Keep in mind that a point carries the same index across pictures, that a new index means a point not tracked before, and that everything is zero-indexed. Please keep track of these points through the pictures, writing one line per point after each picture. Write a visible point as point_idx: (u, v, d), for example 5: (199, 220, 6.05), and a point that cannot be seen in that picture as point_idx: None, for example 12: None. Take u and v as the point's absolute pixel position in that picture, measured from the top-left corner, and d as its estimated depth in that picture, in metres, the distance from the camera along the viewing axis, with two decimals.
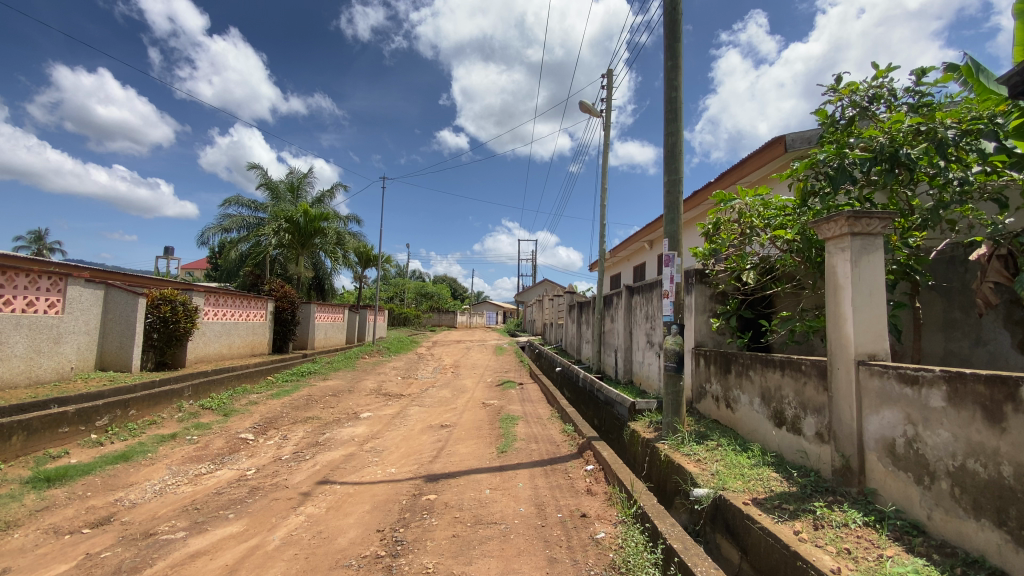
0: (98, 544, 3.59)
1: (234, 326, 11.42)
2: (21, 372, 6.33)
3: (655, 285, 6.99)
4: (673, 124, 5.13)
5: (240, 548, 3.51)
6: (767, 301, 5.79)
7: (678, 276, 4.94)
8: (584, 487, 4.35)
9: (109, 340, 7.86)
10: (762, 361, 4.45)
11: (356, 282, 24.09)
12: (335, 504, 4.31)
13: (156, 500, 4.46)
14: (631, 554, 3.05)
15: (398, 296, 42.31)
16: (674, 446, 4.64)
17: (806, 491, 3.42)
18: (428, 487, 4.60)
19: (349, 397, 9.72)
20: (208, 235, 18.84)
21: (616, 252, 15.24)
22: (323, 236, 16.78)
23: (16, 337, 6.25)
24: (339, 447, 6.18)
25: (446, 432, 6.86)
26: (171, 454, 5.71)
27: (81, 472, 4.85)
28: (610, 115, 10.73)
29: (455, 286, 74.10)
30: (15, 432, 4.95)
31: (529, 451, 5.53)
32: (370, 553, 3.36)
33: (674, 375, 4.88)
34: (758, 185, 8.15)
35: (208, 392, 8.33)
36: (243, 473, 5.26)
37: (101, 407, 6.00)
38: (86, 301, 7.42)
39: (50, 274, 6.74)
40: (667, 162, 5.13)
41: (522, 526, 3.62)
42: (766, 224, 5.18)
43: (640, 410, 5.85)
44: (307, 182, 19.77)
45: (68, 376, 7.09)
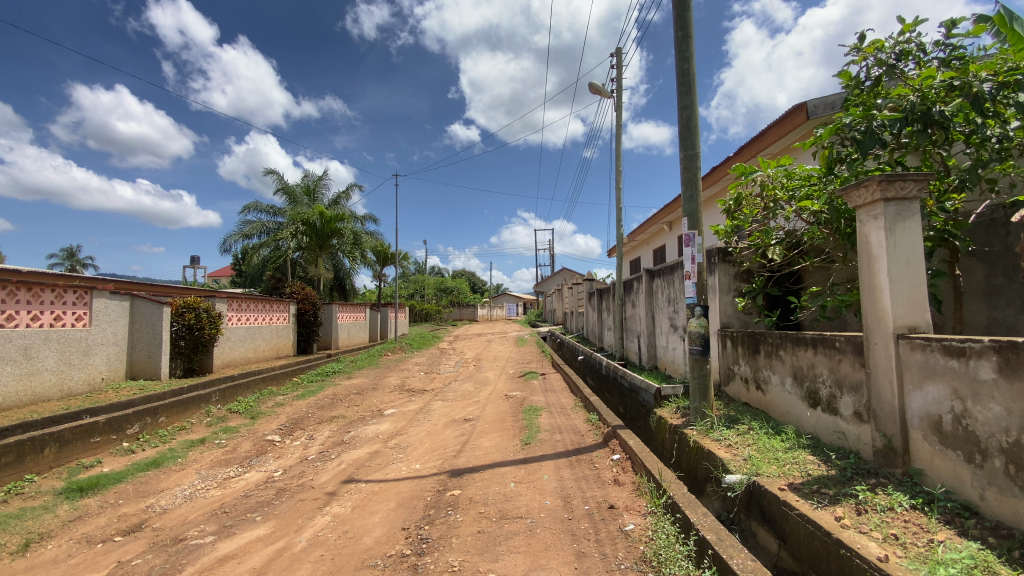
0: (130, 552, 3.64)
1: (258, 330, 11.59)
2: (54, 385, 6.49)
3: (676, 267, 6.78)
4: (686, 97, 4.91)
5: (267, 551, 3.50)
6: (795, 277, 5.54)
7: (700, 256, 4.73)
8: (611, 477, 4.24)
9: (138, 350, 8.00)
10: (792, 339, 4.25)
11: (376, 281, 24.29)
12: (360, 503, 4.29)
13: (186, 505, 4.51)
14: (662, 547, 2.94)
15: (419, 292, 42.59)
16: (703, 431, 4.48)
17: (847, 475, 3.24)
18: (453, 482, 4.55)
19: (373, 395, 9.76)
20: (230, 241, 19.17)
21: (634, 236, 14.96)
22: (340, 236, 16.87)
23: (48, 352, 6.40)
24: (363, 445, 6.19)
25: (469, 426, 6.81)
26: (200, 459, 5.78)
27: (113, 480, 4.94)
28: (622, 95, 10.43)
29: (474, 279, 74.37)
30: (48, 444, 5.07)
31: (554, 442, 5.42)
32: (395, 552, 3.31)
33: (700, 358, 4.71)
34: (779, 156, 7.84)
35: (236, 395, 8.45)
36: (271, 474, 5.30)
37: (131, 416, 6.12)
38: (113, 312, 7.57)
39: (75, 289, 6.87)
40: (683, 138, 4.92)
41: (548, 520, 3.53)
42: (790, 196, 4.92)
43: (666, 396, 5.69)
44: (322, 185, 19.88)
45: (99, 386, 7.26)
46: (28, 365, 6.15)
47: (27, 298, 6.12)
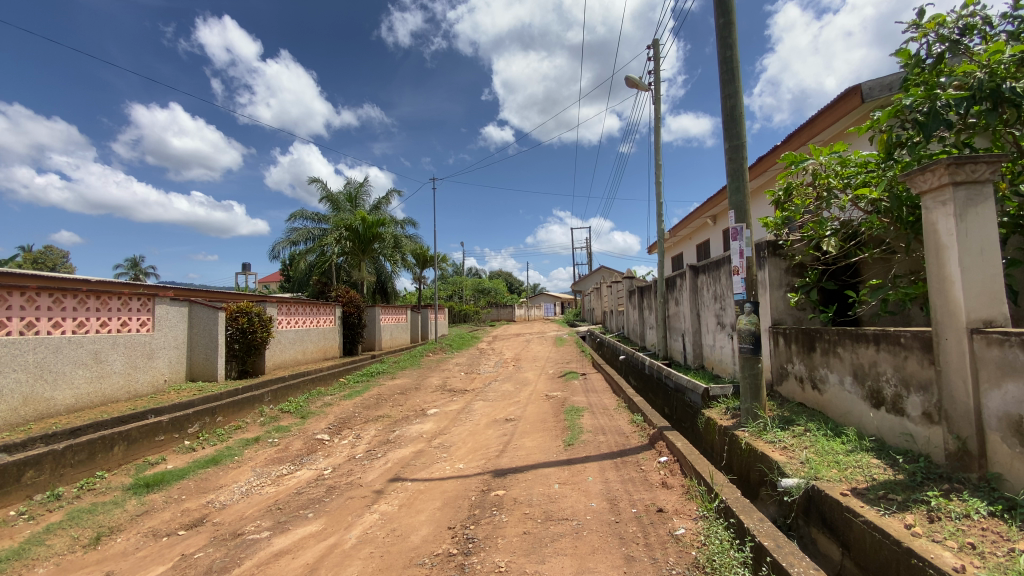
0: (193, 545, 3.83)
1: (306, 333, 12.02)
2: (122, 387, 6.93)
3: (722, 263, 6.55)
4: (730, 85, 4.73)
5: (319, 547, 3.60)
6: (852, 270, 5.23)
7: (748, 249, 4.54)
8: (658, 480, 4.13)
9: (197, 352, 8.43)
10: (851, 335, 4.02)
11: (416, 283, 24.75)
12: (406, 501, 4.35)
13: (243, 501, 4.70)
14: (716, 553, 2.83)
15: (458, 294, 43.15)
16: (755, 433, 4.29)
17: (916, 480, 3.02)
18: (497, 482, 4.55)
19: (416, 395, 9.92)
20: (279, 248, 19.97)
21: (676, 231, 14.61)
22: (381, 240, 17.28)
23: (115, 355, 6.83)
24: (408, 444, 6.29)
25: (511, 426, 6.81)
26: (255, 456, 6.03)
27: (176, 476, 5.22)
28: (660, 87, 10.17)
29: (512, 279, 74.68)
30: (117, 442, 5.41)
31: (598, 444, 5.34)
32: (441, 551, 3.34)
33: (751, 357, 4.52)
34: (832, 143, 7.46)
35: (286, 396, 8.76)
36: (321, 472, 5.47)
37: (192, 415, 6.44)
38: (173, 317, 8.01)
39: (139, 296, 7.31)
40: (727, 128, 4.75)
41: (594, 522, 3.47)
42: (846, 184, 4.66)
43: (714, 396, 5.50)
44: (363, 191, 20.42)
45: (162, 388, 7.70)
46: (99, 368, 6.59)
47: (97, 306, 6.57)
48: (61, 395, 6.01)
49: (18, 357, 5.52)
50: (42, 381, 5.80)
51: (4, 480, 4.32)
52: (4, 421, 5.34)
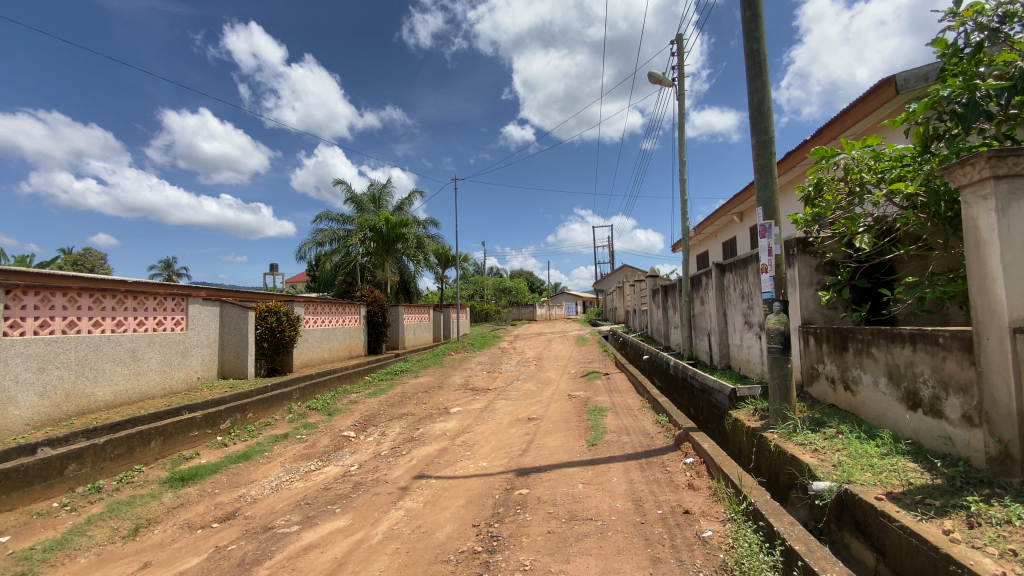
0: (226, 537, 3.95)
1: (332, 332, 12.25)
2: (158, 384, 7.18)
3: (749, 260, 6.42)
4: (757, 79, 4.63)
5: (347, 542, 3.67)
6: (886, 267, 5.07)
7: (777, 247, 4.44)
8: (684, 481, 4.08)
9: (228, 351, 8.67)
10: (886, 335, 3.90)
11: (439, 283, 24.95)
12: (431, 498, 4.40)
13: (273, 496, 4.82)
14: (745, 556, 2.78)
15: (479, 293, 43.40)
16: (785, 435, 4.20)
17: (955, 484, 2.91)
18: (520, 481, 4.55)
19: (439, 393, 10.02)
20: (305, 249, 20.39)
21: (700, 229, 14.37)
22: (404, 240, 17.52)
23: (152, 353, 7.08)
24: (432, 442, 6.35)
25: (534, 425, 6.81)
26: (284, 452, 6.17)
27: (210, 471, 5.38)
28: (684, 82, 10.02)
29: (533, 279, 74.59)
30: (153, 437, 5.61)
31: (622, 444, 5.30)
32: (466, 548, 3.36)
33: (780, 357, 4.43)
34: (865, 136, 7.23)
35: (314, 393, 8.97)
36: (347, 468, 5.57)
37: (223, 412, 6.63)
38: (205, 317, 8.26)
39: (173, 296, 7.57)
40: (754, 123, 4.65)
41: (619, 523, 3.45)
42: (879, 179, 4.51)
43: (742, 397, 5.39)
44: (387, 192, 20.68)
45: (196, 385, 7.95)
46: (136, 365, 6.84)
47: (134, 306, 6.82)
48: (101, 391, 6.26)
49: (61, 355, 5.77)
50: (83, 378, 6.05)
51: (48, 473, 4.53)
52: (48, 416, 5.59)
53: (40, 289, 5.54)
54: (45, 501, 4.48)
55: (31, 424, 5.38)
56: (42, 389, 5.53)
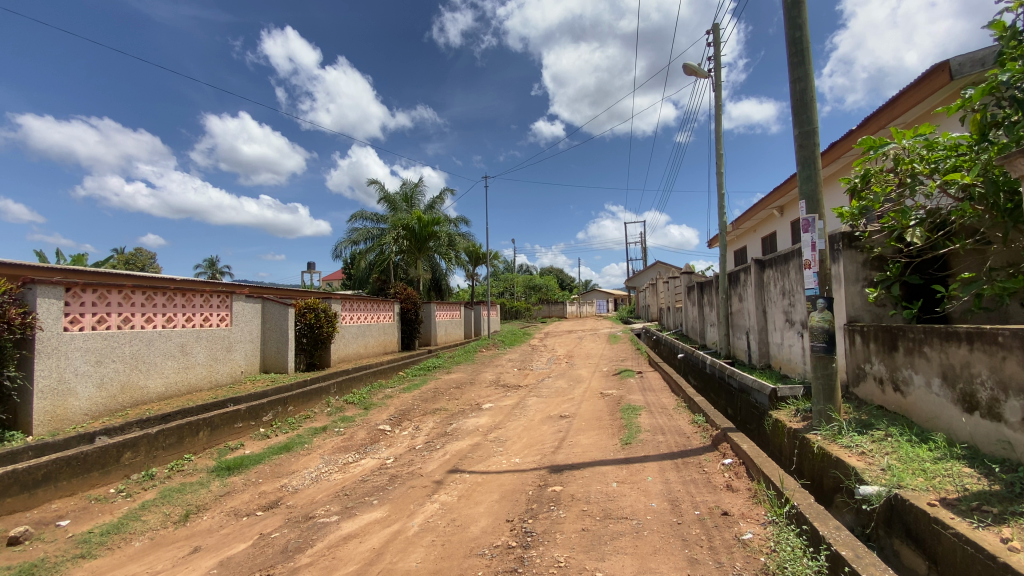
0: (269, 525, 4.10)
1: (368, 328, 12.53)
2: (205, 377, 7.52)
3: (790, 256, 6.22)
4: (800, 68, 4.46)
5: (384, 533, 3.75)
6: (940, 262, 4.81)
7: (821, 242, 4.27)
8: (722, 483, 3.99)
9: (269, 346, 8.99)
10: (940, 333, 3.70)
11: (470, 280, 25.17)
12: (465, 492, 4.45)
13: (313, 486, 4.98)
14: (787, 560, 2.70)
15: (510, 290, 43.65)
16: (829, 437, 4.05)
17: (1015, 491, 2.74)
18: (554, 478, 4.55)
19: (471, 389, 10.12)
20: (340, 247, 20.89)
21: (738, 224, 13.98)
22: (436, 238, 18.13)
23: (199, 348, 7.42)
24: (465, 437, 6.42)
25: (566, 422, 6.79)
26: (323, 445, 6.36)
27: (254, 461, 5.60)
28: (721, 73, 9.75)
29: (563, 276, 74.26)
30: (202, 428, 5.87)
31: (657, 444, 5.22)
32: (500, 543, 3.38)
33: (825, 356, 4.27)
34: (916, 125, 6.87)
35: (351, 388, 9.20)
36: (384, 461, 5.69)
37: (266, 405, 6.88)
38: (249, 313, 8.58)
39: (219, 293, 7.89)
40: (796, 114, 4.49)
41: (655, 522, 3.40)
42: (933, 169, 4.28)
43: (783, 397, 5.22)
44: (419, 191, 20.98)
45: (240, 378, 8.29)
46: (185, 359, 7.18)
47: (183, 302, 7.15)
48: (153, 384, 6.60)
49: (116, 349, 6.10)
50: (137, 370, 6.38)
51: (106, 460, 4.80)
52: (105, 406, 5.93)
53: (97, 287, 5.87)
54: (103, 487, 4.76)
55: (90, 414, 5.71)
56: (99, 381, 5.86)
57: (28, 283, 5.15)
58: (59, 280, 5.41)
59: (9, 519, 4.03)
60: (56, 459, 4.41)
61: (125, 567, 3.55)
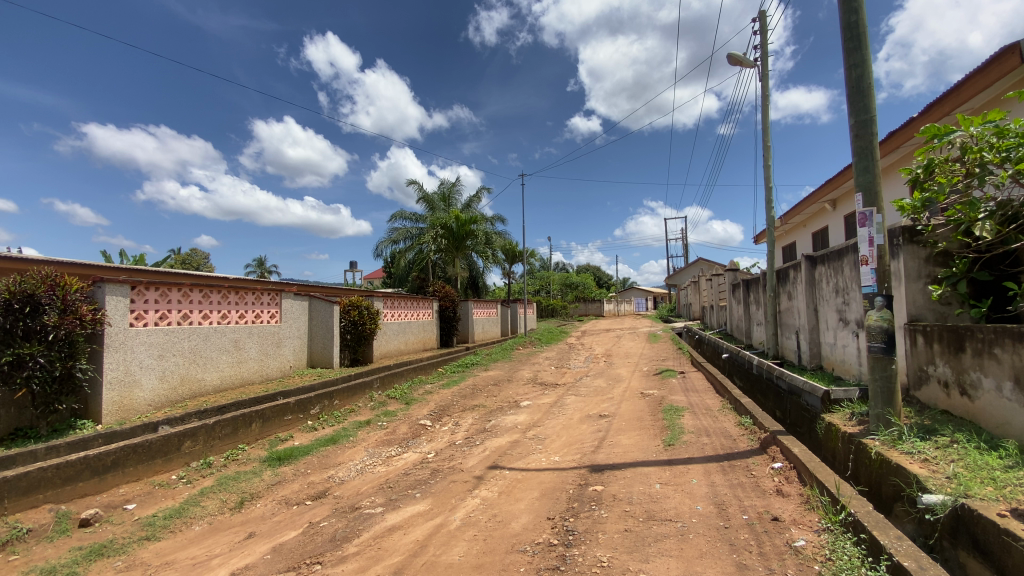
0: (318, 514, 4.26)
1: (408, 325, 12.78)
2: (257, 371, 7.87)
3: (845, 252, 5.94)
4: (856, 53, 4.24)
5: (427, 526, 3.83)
6: (1013, 257, 4.41)
7: (880, 237, 4.04)
8: (772, 487, 3.85)
9: (316, 342, 9.31)
10: (1011, 334, 3.45)
11: (507, 278, 25.24)
12: (506, 489, 4.48)
13: (358, 478, 5.14)
14: (844, 569, 2.60)
15: (546, 288, 43.57)
16: (888, 442, 3.85)
17: None
18: (594, 478, 4.52)
19: (509, 387, 10.16)
20: (381, 246, 21.37)
21: (787, 219, 13.43)
22: (473, 237, 18.66)
23: (251, 343, 7.77)
24: (504, 434, 6.45)
25: (606, 422, 6.72)
26: (367, 438, 6.54)
27: (303, 452, 5.82)
28: (768, 62, 9.38)
29: (600, 274, 73.43)
30: (254, 420, 6.14)
31: (701, 446, 5.09)
32: (542, 540, 3.39)
33: (883, 358, 4.05)
34: (985, 110, 6.43)
35: (392, 382, 9.43)
36: (425, 455, 5.80)
37: (313, 398, 7.14)
38: (296, 310, 8.91)
39: (269, 291, 8.23)
40: (852, 102, 4.27)
41: (701, 526, 3.33)
42: (1005, 158, 3.98)
43: (837, 400, 4.99)
44: (456, 190, 21.23)
45: (289, 373, 8.62)
46: (239, 354, 7.53)
47: (236, 300, 7.50)
48: (210, 377, 6.96)
49: (176, 343, 6.47)
50: (195, 364, 6.75)
51: (168, 448, 5.11)
52: (167, 397, 6.30)
53: (159, 285, 6.23)
54: (166, 473, 5.07)
55: (153, 405, 6.08)
56: (161, 373, 6.24)
57: (98, 282, 5.53)
58: (125, 278, 5.78)
59: (82, 501, 4.35)
60: (124, 446, 4.72)
61: (187, 549, 3.76)
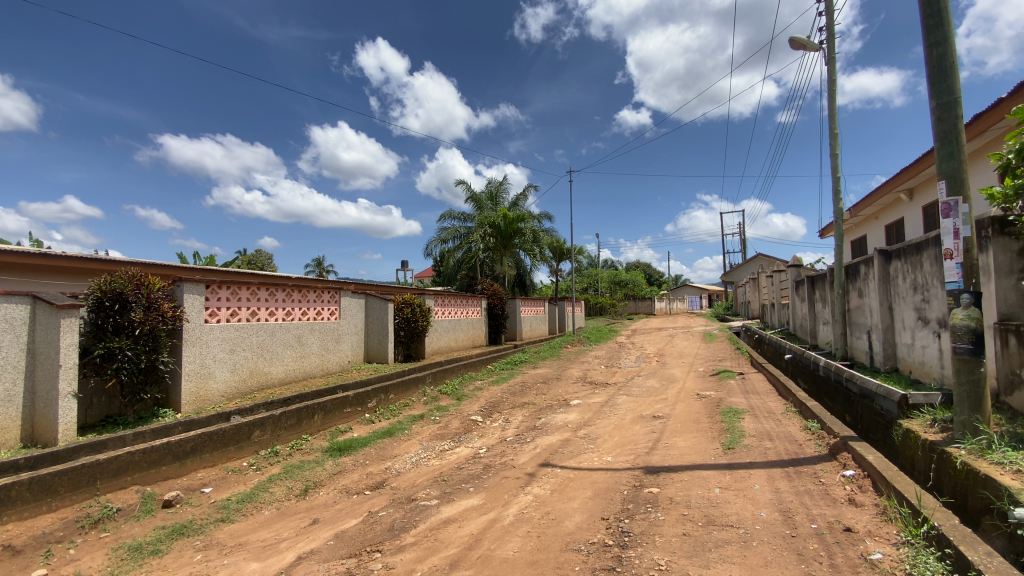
0: (376, 504, 4.42)
1: (458, 322, 13.00)
2: (318, 365, 8.26)
3: (924, 245, 5.52)
4: (937, 31, 3.92)
5: (481, 520, 3.88)
6: None
7: (967, 228, 3.71)
8: (844, 496, 3.64)
9: (372, 338, 9.64)
10: None
11: (554, 276, 25.17)
12: (558, 487, 4.47)
13: (414, 470, 5.29)
14: None
15: (594, 286, 43.00)
16: (975, 452, 3.54)
17: None
18: (649, 480, 4.42)
19: (558, 385, 10.12)
20: (431, 246, 21.84)
21: (857, 211, 12.60)
22: (521, 236, 18.84)
23: (313, 339, 8.16)
24: (555, 432, 6.45)
25: (660, 423, 6.56)
26: (421, 432, 6.72)
27: (361, 444, 6.06)
28: (835, 44, 8.81)
29: (649, 271, 71.75)
30: (317, 412, 6.45)
31: (764, 450, 4.88)
32: (597, 540, 3.36)
33: (969, 360, 3.72)
34: None
35: (444, 378, 9.64)
36: (477, 451, 5.88)
37: (370, 392, 7.41)
38: (354, 308, 9.27)
39: (329, 289, 8.62)
40: (933, 83, 3.95)
41: (766, 533, 3.19)
42: None
43: (915, 405, 4.64)
44: (503, 188, 21.36)
45: (347, 367, 9.00)
46: (302, 349, 7.93)
47: (299, 298, 7.90)
48: (276, 370, 7.37)
49: (246, 338, 6.89)
50: (262, 358, 7.16)
51: (240, 437, 5.46)
52: (238, 389, 6.72)
53: (230, 284, 6.66)
54: (238, 460, 5.42)
55: (226, 395, 6.51)
56: (233, 366, 6.66)
57: (177, 281, 5.97)
58: (200, 278, 6.21)
59: (165, 484, 4.72)
60: (201, 434, 5.09)
61: (258, 532, 4.01)
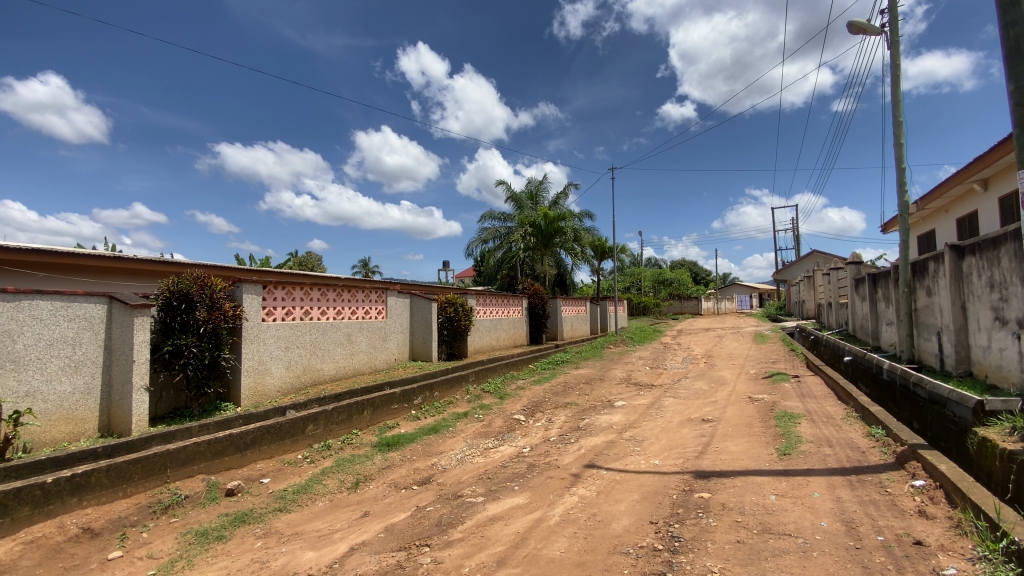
0: (424, 499, 4.53)
1: (500, 322, 13.10)
2: (367, 363, 8.53)
3: (1002, 240, 5.11)
4: (1015, 8, 3.62)
5: (528, 519, 3.90)
6: None
7: None
8: (913, 507, 3.42)
9: (417, 337, 9.85)
10: None
11: (596, 275, 24.89)
12: (604, 489, 4.43)
13: (459, 467, 5.37)
14: None
15: (637, 285, 42.24)
16: None
17: None
18: (699, 484, 4.31)
19: (601, 386, 10.00)
20: (472, 246, 22.09)
21: (923, 204, 11.78)
22: (562, 235, 18.77)
23: (362, 338, 8.43)
24: (599, 434, 6.39)
25: (709, 427, 6.38)
26: (466, 429, 6.82)
27: (409, 439, 6.22)
28: (898, 27, 8.27)
29: (694, 269, 69.73)
30: (366, 407, 6.66)
31: (823, 457, 4.65)
32: (646, 544, 3.31)
33: None
34: None
35: (486, 377, 9.74)
36: (521, 450, 5.89)
37: (416, 389, 7.58)
38: (399, 307, 9.51)
39: (376, 289, 8.88)
40: (1011, 65, 3.65)
41: (826, 544, 3.05)
42: None
43: (992, 412, 4.31)
44: (544, 187, 21.33)
45: (394, 365, 9.24)
46: (351, 347, 8.21)
47: (348, 297, 8.18)
48: (327, 367, 7.66)
49: (300, 336, 7.21)
50: (314, 355, 7.45)
51: (295, 430, 5.72)
52: (292, 384, 7.03)
53: (285, 284, 6.97)
54: (294, 452, 5.69)
55: (281, 391, 6.83)
56: (287, 363, 6.97)
57: (237, 282, 6.30)
58: (257, 279, 6.54)
59: (227, 474, 5.01)
60: (260, 427, 5.36)
61: (313, 522, 4.19)
